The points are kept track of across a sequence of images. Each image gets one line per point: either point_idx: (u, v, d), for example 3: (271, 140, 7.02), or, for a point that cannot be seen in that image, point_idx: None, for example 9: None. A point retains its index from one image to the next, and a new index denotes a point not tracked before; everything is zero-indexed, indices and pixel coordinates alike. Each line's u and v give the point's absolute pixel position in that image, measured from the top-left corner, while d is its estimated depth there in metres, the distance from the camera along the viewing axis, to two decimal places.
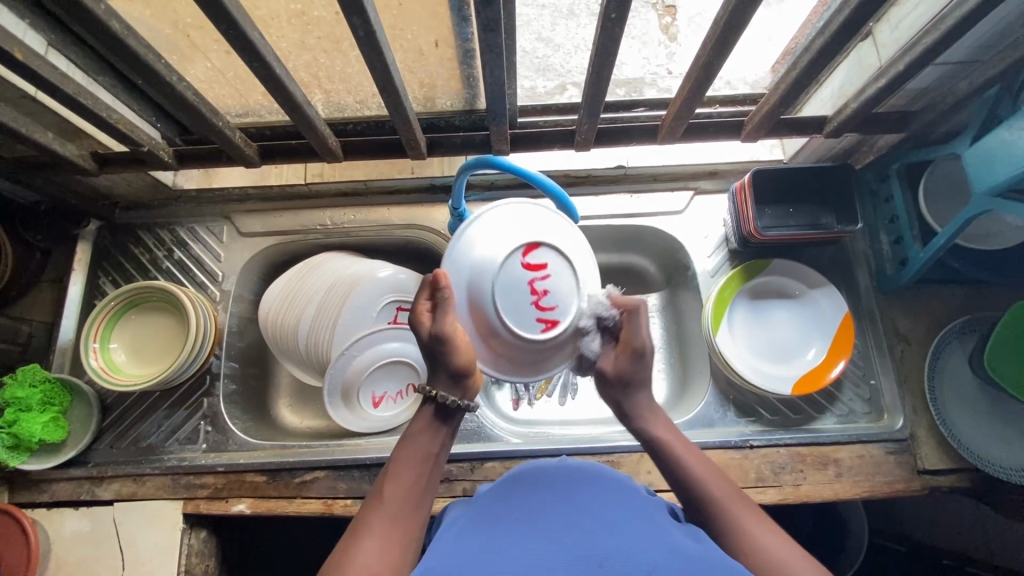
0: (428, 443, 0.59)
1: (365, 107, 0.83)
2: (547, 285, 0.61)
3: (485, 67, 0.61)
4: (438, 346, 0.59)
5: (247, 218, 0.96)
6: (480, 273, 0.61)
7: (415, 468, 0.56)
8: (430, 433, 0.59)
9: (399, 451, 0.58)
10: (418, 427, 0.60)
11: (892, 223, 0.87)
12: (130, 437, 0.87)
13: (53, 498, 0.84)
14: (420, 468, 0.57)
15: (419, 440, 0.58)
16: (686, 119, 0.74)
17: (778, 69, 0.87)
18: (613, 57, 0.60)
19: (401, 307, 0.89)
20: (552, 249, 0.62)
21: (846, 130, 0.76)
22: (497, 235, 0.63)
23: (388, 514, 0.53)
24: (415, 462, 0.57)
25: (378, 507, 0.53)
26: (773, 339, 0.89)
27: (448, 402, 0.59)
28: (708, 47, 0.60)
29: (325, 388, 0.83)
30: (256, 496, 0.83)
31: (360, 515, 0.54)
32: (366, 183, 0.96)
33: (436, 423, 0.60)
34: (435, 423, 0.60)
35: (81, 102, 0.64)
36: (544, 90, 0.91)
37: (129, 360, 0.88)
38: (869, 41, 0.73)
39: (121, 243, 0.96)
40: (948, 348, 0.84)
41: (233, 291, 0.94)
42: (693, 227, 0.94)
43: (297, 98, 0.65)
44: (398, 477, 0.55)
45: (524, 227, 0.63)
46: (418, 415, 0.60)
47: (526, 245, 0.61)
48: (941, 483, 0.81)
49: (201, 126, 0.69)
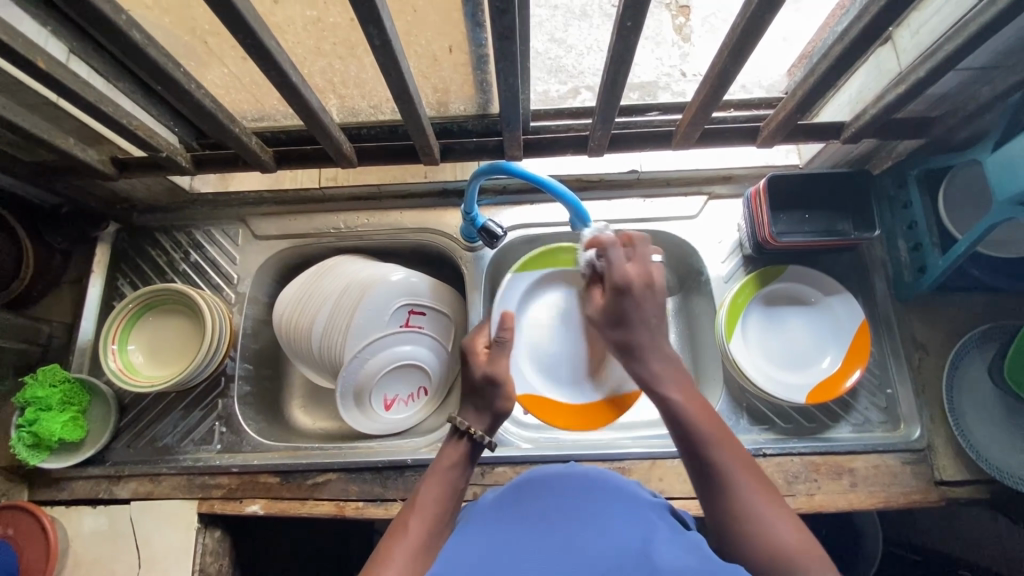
0: (456, 478, 0.64)
1: (379, 112, 0.83)
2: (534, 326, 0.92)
3: (501, 76, 0.61)
4: (489, 385, 0.72)
5: (262, 222, 0.97)
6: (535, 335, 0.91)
7: (446, 498, 0.61)
8: (458, 467, 0.65)
9: (427, 481, 0.63)
10: (449, 461, 0.65)
11: (911, 229, 0.85)
12: (146, 436, 0.89)
13: (72, 496, 0.85)
14: (445, 500, 0.61)
15: (450, 470, 0.64)
16: (701, 125, 0.73)
17: (794, 72, 0.86)
18: (627, 65, 0.60)
19: (412, 310, 0.90)
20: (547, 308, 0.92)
21: (864, 136, 0.75)
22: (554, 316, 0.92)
23: (413, 540, 0.55)
24: (446, 493, 0.61)
25: (408, 528, 0.56)
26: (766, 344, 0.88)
27: (481, 437, 0.67)
28: (724, 54, 0.59)
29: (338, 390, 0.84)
30: (270, 498, 0.83)
31: (386, 539, 0.56)
32: (379, 186, 0.96)
33: (466, 461, 0.66)
34: (464, 459, 0.66)
35: (101, 109, 0.65)
36: (557, 93, 0.90)
37: (146, 362, 0.89)
38: (888, 46, 0.72)
39: (139, 245, 0.97)
40: (967, 357, 0.82)
41: (248, 293, 0.95)
42: (707, 232, 0.93)
43: (312, 105, 0.66)
44: (428, 503, 0.59)
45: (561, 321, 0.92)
46: (451, 450, 0.67)
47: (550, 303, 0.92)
48: (959, 494, 0.80)
49: (219, 133, 0.70)
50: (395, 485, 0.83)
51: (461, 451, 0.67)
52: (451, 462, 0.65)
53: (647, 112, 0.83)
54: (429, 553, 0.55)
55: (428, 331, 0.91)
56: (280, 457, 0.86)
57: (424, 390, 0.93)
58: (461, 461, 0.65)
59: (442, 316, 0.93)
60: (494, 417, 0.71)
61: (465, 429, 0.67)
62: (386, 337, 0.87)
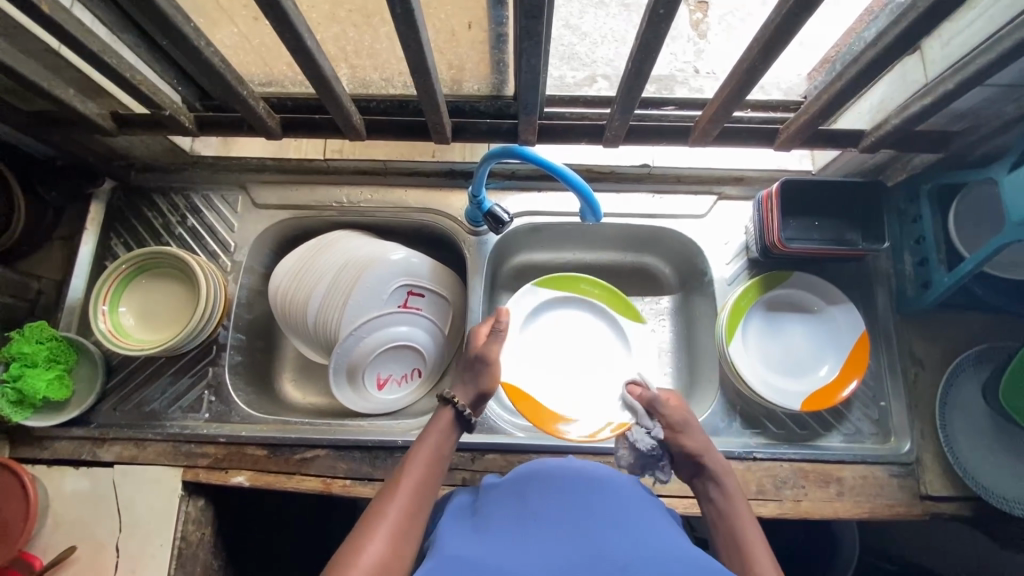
0: (441, 445, 0.65)
1: (390, 86, 0.81)
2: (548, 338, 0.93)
3: (522, 56, 0.59)
4: (479, 364, 0.72)
5: (262, 190, 0.95)
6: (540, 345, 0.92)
7: (432, 465, 0.62)
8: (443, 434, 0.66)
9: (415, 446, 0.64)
10: (434, 428, 0.66)
11: (918, 244, 0.85)
12: (133, 400, 0.87)
13: (53, 455, 0.84)
14: (432, 465, 0.62)
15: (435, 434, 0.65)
16: (721, 122, 0.71)
17: (815, 77, 0.84)
18: (654, 56, 0.58)
19: (413, 291, 0.88)
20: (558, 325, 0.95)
21: (883, 147, 0.74)
22: (564, 329, 0.94)
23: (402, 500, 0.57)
24: (432, 459, 0.62)
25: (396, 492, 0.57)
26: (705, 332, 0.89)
27: (466, 412, 0.68)
28: (754, 52, 0.58)
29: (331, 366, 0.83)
30: (256, 470, 0.83)
31: (372, 508, 0.56)
32: (385, 162, 0.95)
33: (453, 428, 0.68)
34: (450, 425, 0.67)
35: (105, 61, 0.62)
36: (572, 81, 0.87)
37: (137, 325, 0.88)
38: (915, 56, 0.71)
39: (135, 205, 0.95)
40: (961, 376, 0.83)
41: (245, 262, 0.93)
42: (714, 233, 0.92)
43: (325, 72, 0.63)
44: (416, 471, 0.60)
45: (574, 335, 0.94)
46: (437, 416, 0.67)
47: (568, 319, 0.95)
48: (943, 510, 0.80)
49: (226, 94, 0.68)
50: (384, 465, 0.82)
51: (447, 417, 0.68)
52: (437, 430, 0.66)
53: (662, 105, 0.83)
54: (417, 517, 0.56)
55: (426, 313, 0.90)
56: (269, 430, 0.85)
57: (417, 371, 0.92)
58: (447, 429, 0.66)
59: (441, 299, 0.92)
60: (479, 395, 0.71)
61: (451, 398, 0.68)
62: (385, 315, 0.86)
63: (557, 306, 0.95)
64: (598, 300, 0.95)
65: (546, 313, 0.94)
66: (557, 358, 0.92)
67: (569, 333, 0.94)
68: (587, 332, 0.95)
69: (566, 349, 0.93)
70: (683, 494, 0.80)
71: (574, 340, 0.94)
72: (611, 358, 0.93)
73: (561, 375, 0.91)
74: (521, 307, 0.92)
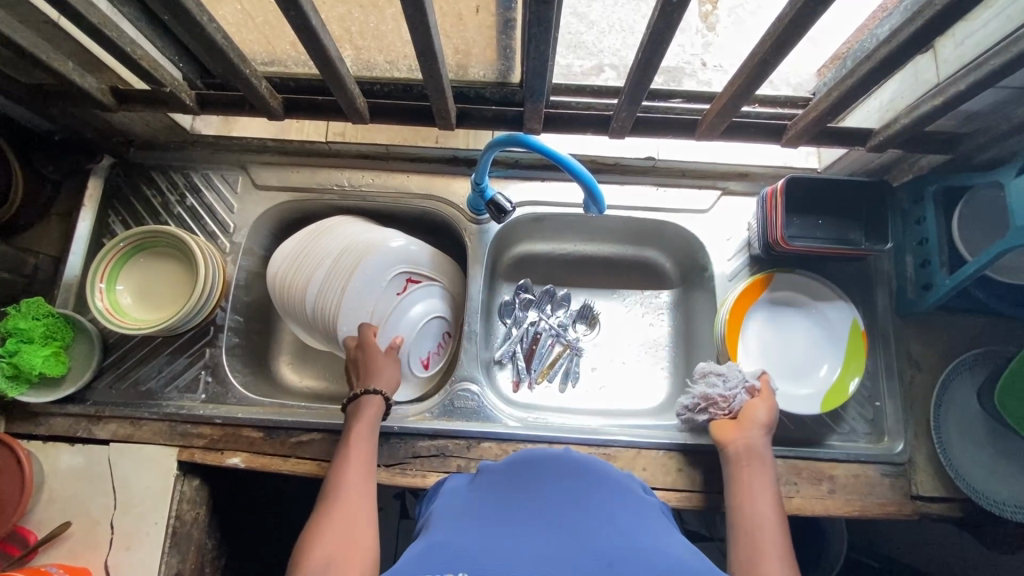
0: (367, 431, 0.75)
1: (394, 69, 0.80)
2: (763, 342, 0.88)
3: (531, 42, 0.58)
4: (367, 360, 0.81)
5: (263, 170, 0.94)
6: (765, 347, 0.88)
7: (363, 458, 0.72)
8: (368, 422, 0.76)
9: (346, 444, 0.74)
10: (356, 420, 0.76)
11: (920, 246, 0.84)
12: (129, 379, 0.87)
13: (49, 432, 0.84)
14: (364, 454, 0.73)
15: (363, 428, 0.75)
16: (729, 117, 0.71)
17: (825, 74, 0.83)
18: (665, 46, 0.57)
19: (411, 278, 0.88)
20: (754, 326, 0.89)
21: (890, 146, 0.73)
22: (784, 338, 0.89)
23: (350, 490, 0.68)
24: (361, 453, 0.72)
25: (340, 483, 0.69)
26: (752, 334, 0.88)
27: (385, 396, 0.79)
28: (766, 45, 0.57)
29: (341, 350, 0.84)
30: (252, 452, 0.83)
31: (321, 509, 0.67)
32: (387, 147, 0.94)
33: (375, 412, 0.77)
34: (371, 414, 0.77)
35: (106, 34, 0.61)
36: (580, 70, 0.85)
37: (135, 304, 0.87)
38: (928, 55, 0.70)
39: (134, 183, 0.94)
40: (958, 378, 0.83)
41: (244, 243, 0.92)
42: (717, 228, 0.92)
43: (329, 53, 0.62)
44: (354, 464, 0.71)
45: (783, 342, 0.88)
46: (357, 410, 0.77)
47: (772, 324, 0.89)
48: (932, 510, 0.81)
49: (228, 72, 0.67)
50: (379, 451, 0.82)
51: (372, 409, 0.77)
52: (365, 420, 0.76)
53: (669, 98, 0.83)
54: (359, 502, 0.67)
55: (425, 300, 0.90)
56: (265, 412, 0.85)
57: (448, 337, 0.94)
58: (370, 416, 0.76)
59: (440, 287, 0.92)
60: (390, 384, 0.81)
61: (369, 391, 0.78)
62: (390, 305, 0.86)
63: (779, 313, 0.89)
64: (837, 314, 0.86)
65: (778, 314, 0.89)
66: (772, 360, 0.87)
67: (786, 339, 0.88)
68: (795, 339, 0.88)
69: (774, 352, 0.88)
70: (676, 487, 0.80)
71: (785, 348, 0.88)
72: (805, 371, 0.86)
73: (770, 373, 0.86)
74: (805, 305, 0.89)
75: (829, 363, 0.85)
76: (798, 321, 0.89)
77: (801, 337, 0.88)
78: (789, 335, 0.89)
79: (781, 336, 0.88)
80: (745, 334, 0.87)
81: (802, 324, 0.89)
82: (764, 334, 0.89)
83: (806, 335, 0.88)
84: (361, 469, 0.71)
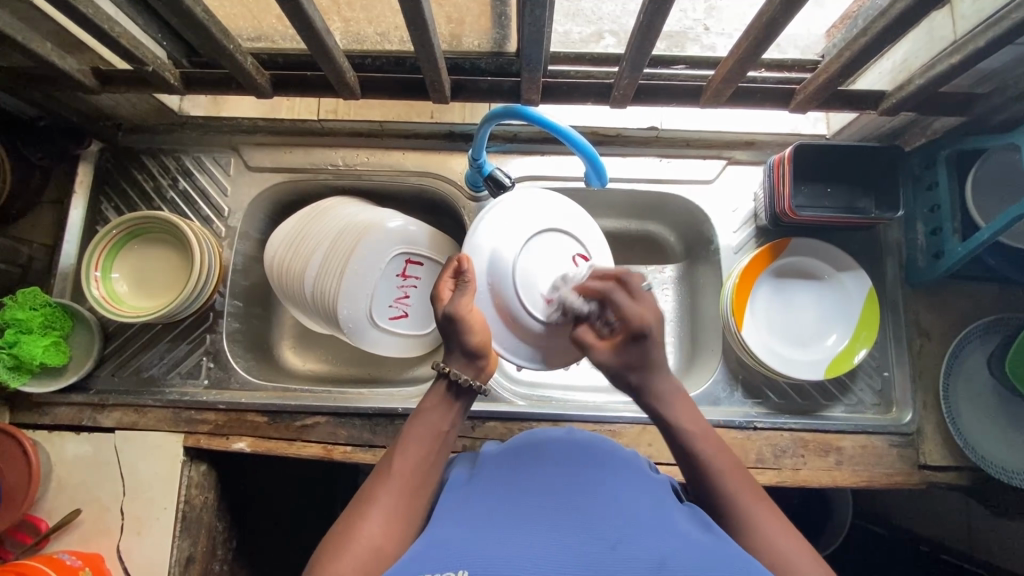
0: (439, 422, 0.59)
1: (386, 41, 0.76)
2: (781, 312, 0.86)
3: (526, 7, 0.55)
4: (450, 325, 0.62)
5: (255, 152, 0.92)
6: (779, 317, 0.86)
7: (425, 452, 0.56)
8: (440, 410, 0.59)
9: (411, 426, 0.58)
10: (430, 404, 0.60)
11: (931, 213, 0.82)
12: (131, 367, 0.87)
13: (54, 421, 0.84)
14: (429, 446, 0.56)
15: (432, 414, 0.59)
16: (735, 82, 0.68)
17: (835, 35, 0.79)
18: (667, 5, 0.54)
19: (578, 254, 0.71)
20: (763, 292, 0.86)
21: (904, 109, 0.71)
22: (794, 304, 0.86)
23: (396, 486, 0.52)
24: (427, 439, 0.56)
25: (387, 476, 0.53)
26: (767, 305, 0.86)
27: (460, 379, 0.60)
28: (775, 3, 0.54)
29: (346, 332, 0.83)
30: (257, 436, 0.83)
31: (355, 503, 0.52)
32: (382, 124, 0.91)
33: (450, 399, 0.61)
34: (445, 401, 0.60)
35: (82, 11, 0.59)
36: (579, 37, 0.82)
37: (132, 292, 0.86)
38: (945, 11, 0.66)
39: (124, 168, 0.92)
40: (968, 348, 0.81)
41: (239, 227, 0.91)
42: (722, 199, 0.90)
43: (316, 25, 0.59)
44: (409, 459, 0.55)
45: (796, 308, 0.86)
46: (431, 390, 0.61)
47: (783, 290, 0.87)
48: (940, 479, 0.81)
49: (212, 50, 0.64)
50: (384, 432, 0.82)
51: (442, 390, 0.61)
52: (436, 405, 0.60)
53: (671, 64, 0.79)
54: (406, 510, 0.51)
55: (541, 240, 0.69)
56: (268, 397, 0.85)
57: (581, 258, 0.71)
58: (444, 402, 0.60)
59: (439, 267, 0.89)
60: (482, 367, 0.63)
61: (444, 368, 0.61)
62: (520, 269, 0.67)
63: (788, 280, 0.87)
64: (845, 279, 0.85)
65: (788, 279, 0.87)
66: (786, 330, 0.85)
67: (796, 305, 0.86)
68: (804, 305, 0.86)
69: (786, 322, 0.86)
70: None
71: (794, 316, 0.86)
72: (816, 339, 0.85)
73: (784, 343, 0.85)
74: (818, 265, 0.87)
75: (837, 332, 0.84)
76: (804, 286, 0.87)
77: (808, 301, 0.86)
78: (800, 301, 0.87)
79: (791, 303, 0.86)
80: (755, 301, 0.86)
81: (810, 289, 0.87)
82: (774, 303, 0.86)
83: (814, 300, 0.86)
84: (415, 467, 0.54)
